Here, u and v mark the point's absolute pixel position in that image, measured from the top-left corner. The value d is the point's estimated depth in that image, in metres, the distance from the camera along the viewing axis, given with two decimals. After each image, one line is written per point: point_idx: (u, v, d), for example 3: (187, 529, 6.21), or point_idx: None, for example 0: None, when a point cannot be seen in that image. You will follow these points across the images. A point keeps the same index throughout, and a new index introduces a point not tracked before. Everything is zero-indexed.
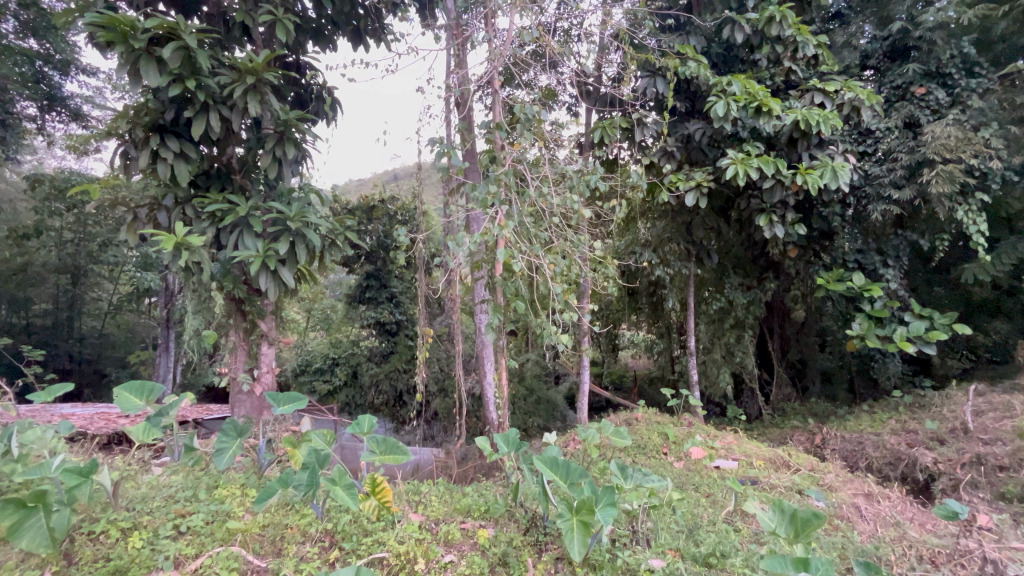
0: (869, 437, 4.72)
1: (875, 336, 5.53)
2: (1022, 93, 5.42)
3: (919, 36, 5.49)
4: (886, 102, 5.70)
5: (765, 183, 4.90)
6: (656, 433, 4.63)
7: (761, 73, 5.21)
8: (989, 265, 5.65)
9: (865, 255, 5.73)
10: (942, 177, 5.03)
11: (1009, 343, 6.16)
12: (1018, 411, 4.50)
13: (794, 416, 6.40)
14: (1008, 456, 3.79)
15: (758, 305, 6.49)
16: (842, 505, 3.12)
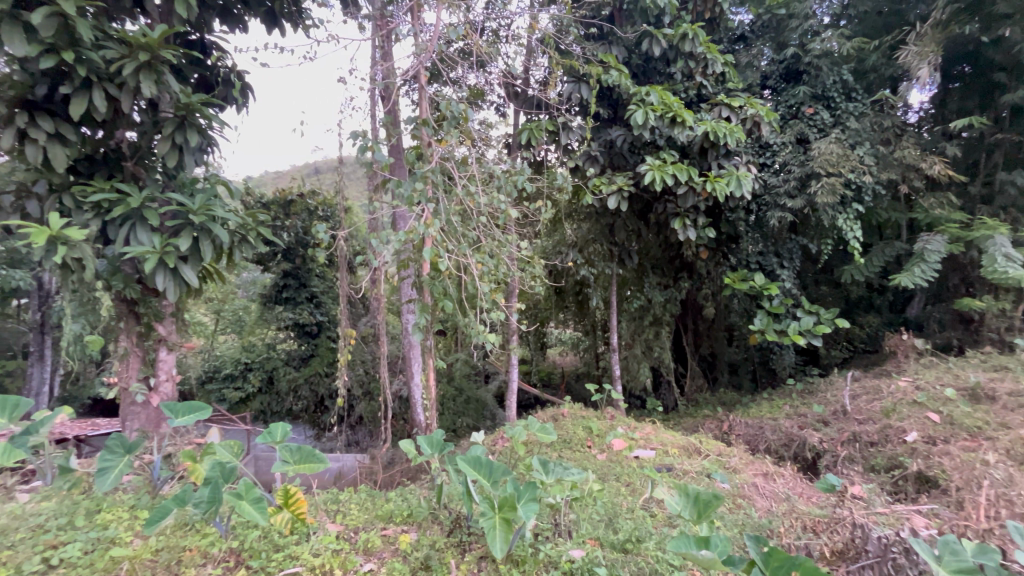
0: (768, 423, 5.21)
1: (773, 330, 6.12)
2: (888, 117, 6.25)
3: (808, 61, 6.16)
4: (782, 119, 6.30)
5: (679, 189, 5.24)
6: (580, 427, 4.79)
7: (676, 85, 5.56)
8: (863, 267, 6.46)
9: (765, 257, 6.32)
10: (826, 189, 5.66)
11: (879, 334, 7.07)
12: (885, 394, 5.19)
13: (705, 406, 6.92)
14: (877, 433, 4.36)
15: (674, 303, 6.93)
16: (743, 484, 3.42)
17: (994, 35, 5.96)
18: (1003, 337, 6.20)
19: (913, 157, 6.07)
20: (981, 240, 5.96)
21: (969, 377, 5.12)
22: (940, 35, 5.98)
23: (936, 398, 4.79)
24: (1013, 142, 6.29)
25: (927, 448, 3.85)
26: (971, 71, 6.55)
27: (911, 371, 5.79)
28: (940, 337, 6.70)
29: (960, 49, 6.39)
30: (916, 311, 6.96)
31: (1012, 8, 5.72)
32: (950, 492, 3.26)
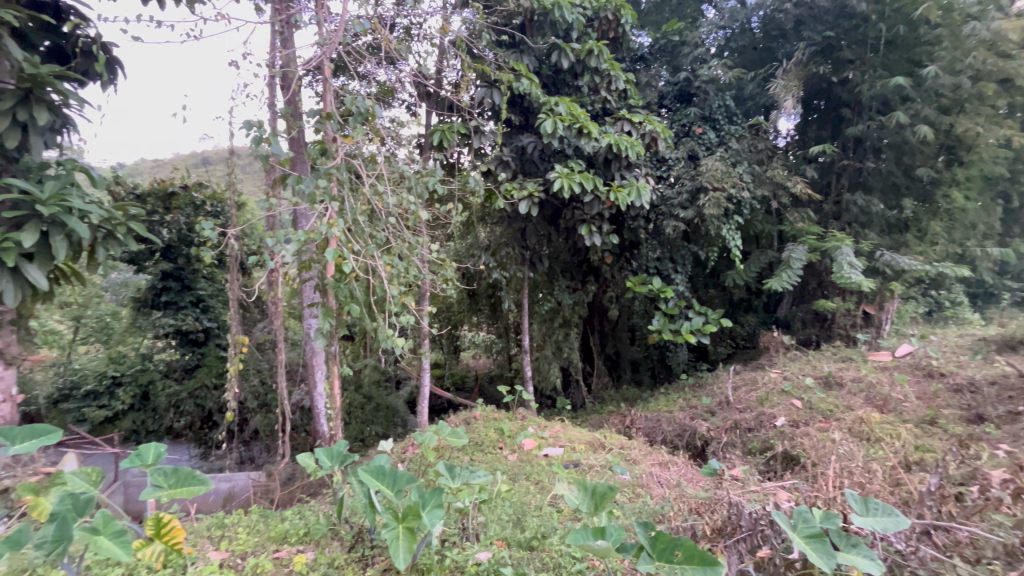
0: (664, 416, 5.64)
1: (668, 329, 6.65)
2: (762, 141, 7.09)
3: (698, 86, 6.80)
4: (676, 136, 6.89)
5: (586, 197, 5.50)
6: (492, 429, 4.82)
7: (584, 98, 5.83)
8: (742, 272, 7.27)
9: (662, 263, 6.85)
10: (712, 202, 6.29)
11: (756, 332, 7.97)
12: (761, 384, 5.88)
13: (610, 402, 7.32)
14: (753, 420, 4.90)
15: (582, 305, 7.24)
16: (642, 474, 3.66)
17: (840, 75, 7.20)
18: (849, 332, 7.33)
19: (781, 177, 6.95)
20: (832, 251, 6.97)
21: (824, 368, 5.98)
22: (803, 71, 7.04)
23: (799, 387, 5.52)
24: (855, 167, 7.47)
25: (792, 431, 4.41)
26: (824, 105, 7.66)
27: (780, 364, 6.61)
28: (802, 333, 7.72)
29: (816, 86, 7.45)
30: (785, 310, 7.95)
31: (856, 54, 7.00)
32: (808, 465, 3.77)
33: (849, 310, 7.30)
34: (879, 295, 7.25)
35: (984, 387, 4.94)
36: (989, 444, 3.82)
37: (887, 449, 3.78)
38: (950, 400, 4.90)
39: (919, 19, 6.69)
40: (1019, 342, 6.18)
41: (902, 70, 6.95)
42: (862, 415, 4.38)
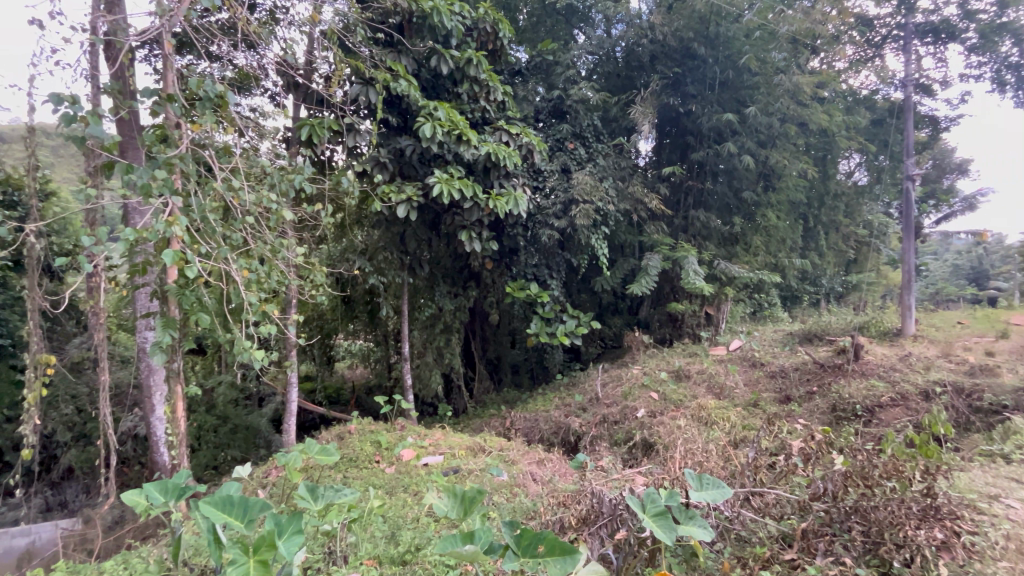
0: (542, 415, 5.89)
1: (545, 332, 6.98)
2: (624, 159, 7.84)
3: (570, 104, 7.29)
4: (551, 149, 7.28)
5: (465, 204, 5.54)
6: (368, 443, 4.58)
7: (463, 105, 5.87)
8: (609, 278, 7.96)
9: (539, 269, 7.17)
10: (582, 214, 6.80)
11: (621, 333, 8.73)
12: (625, 379, 6.48)
13: (492, 406, 7.43)
14: (619, 413, 5.35)
15: (463, 310, 7.25)
16: (519, 473, 3.77)
17: (686, 107, 8.28)
18: (694, 330, 8.42)
19: (640, 193, 7.76)
20: (681, 259, 7.94)
21: (675, 362, 6.79)
22: (656, 100, 7.94)
23: (655, 380, 6.20)
24: (698, 188, 8.64)
25: (650, 421, 4.90)
26: (674, 132, 8.72)
27: (641, 361, 7.34)
28: (659, 332, 8.68)
29: (669, 114, 8.46)
30: (645, 312, 8.85)
31: (697, 90, 8.14)
32: (662, 450, 4.23)
33: (695, 311, 8.38)
34: (717, 298, 8.45)
35: (790, 372, 6.05)
36: (792, 419, 4.68)
37: (722, 430, 4.41)
38: (767, 384, 5.90)
39: (743, 67, 7.97)
40: (813, 335, 7.68)
41: (732, 107, 8.22)
42: (703, 402, 5.06)
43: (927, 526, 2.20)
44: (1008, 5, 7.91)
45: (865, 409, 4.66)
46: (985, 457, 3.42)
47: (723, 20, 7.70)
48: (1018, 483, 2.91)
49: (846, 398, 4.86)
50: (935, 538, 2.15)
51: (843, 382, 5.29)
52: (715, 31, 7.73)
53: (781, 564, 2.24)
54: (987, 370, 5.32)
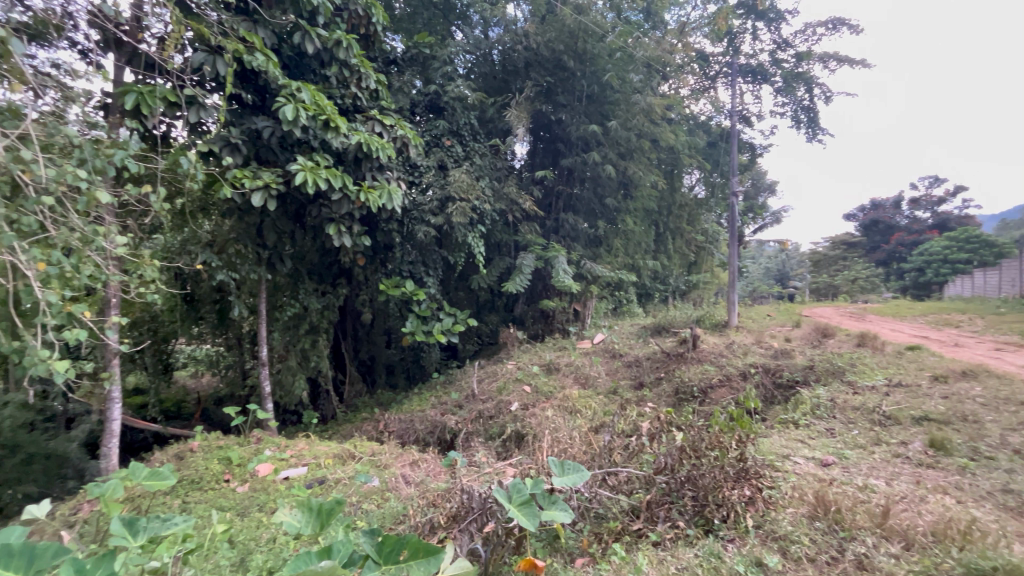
0: (417, 415, 5.75)
1: (421, 331, 6.85)
2: (499, 160, 8.01)
3: (446, 100, 7.22)
4: (427, 144, 7.14)
5: (333, 195, 5.14)
6: (214, 461, 4.03)
7: (332, 90, 5.46)
8: (485, 276, 8.09)
9: (415, 266, 7.00)
10: (459, 211, 6.79)
11: (497, 330, 8.91)
12: (500, 375, 6.66)
13: (364, 409, 7.05)
14: (494, 408, 5.45)
15: (331, 310, 6.75)
16: (390, 478, 3.63)
17: (557, 115, 8.76)
18: (564, 326, 9.00)
19: (514, 194, 8.00)
20: (552, 259, 8.38)
21: (547, 356, 7.18)
22: (530, 105, 8.25)
23: (528, 374, 6.49)
24: (567, 193, 9.24)
25: (523, 413, 5.08)
26: (546, 138, 9.18)
27: (515, 357, 7.59)
28: (532, 328, 9.09)
29: (542, 120, 8.87)
30: (519, 309, 9.19)
31: (567, 100, 8.67)
32: (532, 440, 4.42)
33: (564, 307, 8.94)
34: (584, 295, 9.11)
35: (643, 361, 6.77)
36: (643, 404, 5.25)
37: (585, 417, 4.77)
38: (625, 372, 6.54)
39: (607, 83, 8.66)
40: (662, 327, 8.70)
41: (597, 120, 8.89)
42: (569, 393, 5.42)
43: (739, 486, 2.64)
44: (803, 59, 9.83)
45: (700, 390, 5.42)
46: (781, 424, 4.20)
47: (590, 39, 8.23)
48: (802, 443, 3.63)
49: (686, 381, 5.59)
50: (744, 495, 2.59)
51: (683, 368, 6.08)
52: (583, 48, 8.25)
53: (629, 534, 2.52)
54: (784, 353, 6.56)
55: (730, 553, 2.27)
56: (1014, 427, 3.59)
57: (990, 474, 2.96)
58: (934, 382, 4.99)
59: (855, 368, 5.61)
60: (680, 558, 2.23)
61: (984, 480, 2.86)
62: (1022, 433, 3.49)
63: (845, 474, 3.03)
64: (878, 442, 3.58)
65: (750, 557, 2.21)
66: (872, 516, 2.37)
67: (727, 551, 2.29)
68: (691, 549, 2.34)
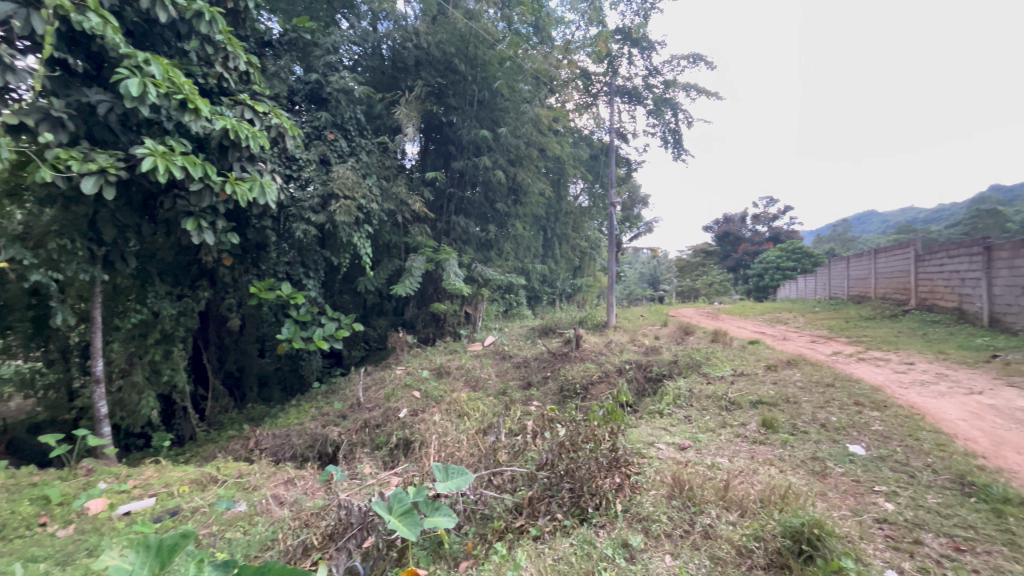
0: (294, 429, 5.29)
1: (299, 337, 6.33)
2: (388, 159, 7.73)
3: (330, 92, 6.78)
4: (307, 137, 6.62)
5: (191, 185, 4.53)
6: (23, 503, 3.26)
7: (190, 66, 4.79)
8: (372, 278, 7.74)
9: (292, 267, 6.46)
10: (343, 210, 6.41)
11: (386, 334, 8.58)
12: (387, 382, 6.40)
13: (231, 426, 6.28)
14: (380, 416, 5.21)
15: (189, 316, 5.92)
16: (259, 500, 3.27)
17: (448, 117, 8.74)
18: (455, 328, 9.03)
19: (404, 194, 7.76)
20: (444, 261, 8.31)
21: (437, 360, 7.09)
22: (420, 105, 8.11)
23: (418, 379, 6.35)
24: (458, 195, 9.25)
25: (411, 420, 4.94)
26: (438, 139, 9.16)
27: (404, 362, 7.36)
28: (422, 332, 8.92)
29: (432, 121, 8.79)
30: (410, 312, 8.95)
31: (458, 103, 8.64)
32: (420, 448, 4.30)
33: (455, 310, 8.94)
34: (474, 299, 9.19)
35: (531, 362, 7.02)
36: (529, 403, 5.43)
37: (474, 420, 4.78)
38: (514, 373, 6.71)
39: (497, 90, 8.77)
40: (549, 328, 9.11)
41: (488, 126, 9.01)
42: (458, 396, 5.41)
43: (610, 474, 2.85)
44: (669, 86, 11.03)
45: (582, 387, 5.74)
46: (650, 414, 4.64)
47: (480, 44, 8.20)
48: (666, 430, 4.05)
49: (570, 379, 5.91)
50: (615, 483, 2.80)
51: (567, 368, 6.42)
52: (474, 53, 8.24)
53: (512, 531, 2.57)
54: (654, 350, 7.26)
55: (601, 538, 2.43)
56: (821, 405, 4.36)
57: (804, 445, 3.56)
58: (767, 370, 5.92)
59: (709, 361, 6.41)
60: (557, 549, 2.34)
61: (799, 451, 3.43)
62: (827, 410, 4.26)
63: (699, 455, 3.43)
64: (724, 424, 4.13)
65: (618, 540, 2.39)
66: (717, 490, 2.71)
67: (599, 537, 2.45)
68: (568, 539, 2.46)
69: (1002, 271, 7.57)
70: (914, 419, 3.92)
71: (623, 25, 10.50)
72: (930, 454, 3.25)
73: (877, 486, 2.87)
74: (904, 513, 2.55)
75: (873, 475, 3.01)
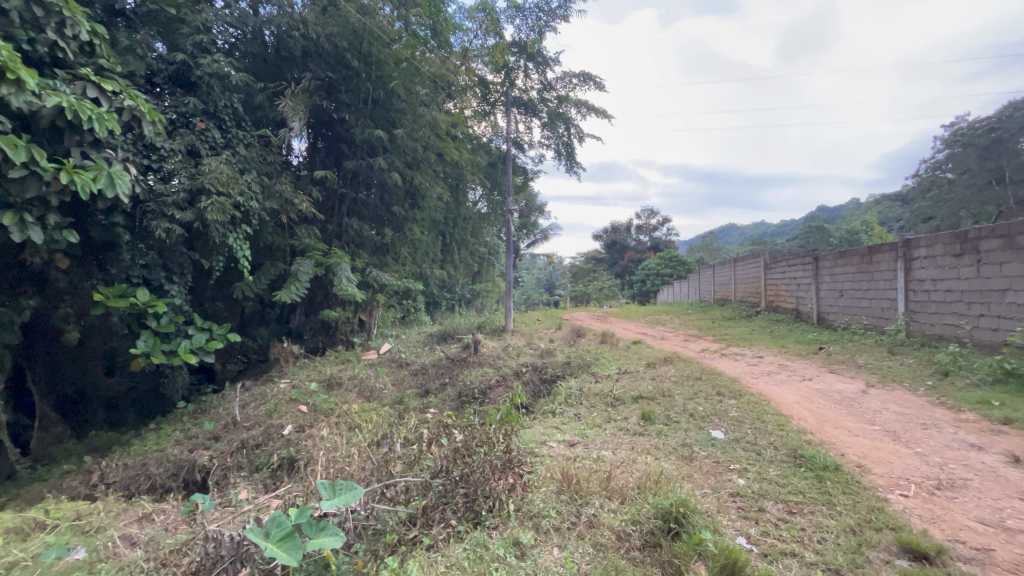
0: (152, 458, 4.59)
1: (160, 351, 5.52)
2: (271, 154, 7.10)
3: (199, 76, 6.06)
4: (170, 124, 5.83)
5: (12, 172, 3.74)
6: None
7: (12, 28, 3.95)
8: (252, 284, 7.02)
9: (150, 271, 5.63)
10: (215, 207, 5.76)
11: (268, 345, 7.85)
12: (269, 397, 5.85)
13: (67, 460, 5.24)
14: (261, 435, 4.74)
15: (6, 330, 4.83)
16: (104, 544, 2.77)
17: (340, 114, 8.32)
18: (348, 336, 8.68)
19: (288, 193, 7.17)
20: (334, 266, 7.85)
21: (327, 371, 6.67)
22: (308, 99, 7.63)
23: (304, 393, 5.91)
24: (351, 197, 8.81)
25: (298, 436, 4.57)
26: (328, 136, 8.69)
27: (289, 374, 6.81)
28: (311, 341, 8.38)
29: (322, 117, 8.30)
30: (296, 321, 8.30)
31: (350, 100, 8.25)
32: (306, 466, 3.98)
33: (347, 317, 8.55)
34: (369, 305, 8.99)
35: (429, 369, 6.91)
36: (426, 411, 5.33)
37: (367, 432, 4.55)
38: (410, 381, 6.54)
39: (392, 90, 8.52)
40: (447, 334, 9.05)
41: (383, 126, 8.72)
42: (349, 408, 5.15)
43: (504, 476, 2.90)
44: (562, 101, 11.76)
45: (480, 392, 5.76)
46: (545, 414, 4.81)
47: (375, 42, 7.92)
48: (558, 429, 4.24)
49: (469, 385, 5.91)
50: (508, 484, 2.86)
51: (465, 373, 6.43)
52: (367, 50, 7.91)
53: (405, 543, 2.48)
54: (549, 352, 7.55)
55: (494, 540, 2.46)
56: (690, 397, 4.90)
57: (675, 433, 3.96)
58: (647, 367, 6.49)
59: (598, 361, 6.86)
60: (450, 556, 2.32)
61: (671, 439, 3.81)
62: (695, 401, 4.78)
63: (586, 450, 3.66)
64: (609, 420, 4.44)
65: (509, 539, 2.44)
66: (600, 481, 2.89)
67: (491, 538, 2.48)
68: (461, 544, 2.45)
69: (827, 277, 9.14)
70: (762, 405, 4.57)
71: (519, 39, 10.88)
72: (773, 433, 3.81)
73: (732, 465, 3.28)
74: (752, 486, 2.95)
75: (729, 455, 3.44)
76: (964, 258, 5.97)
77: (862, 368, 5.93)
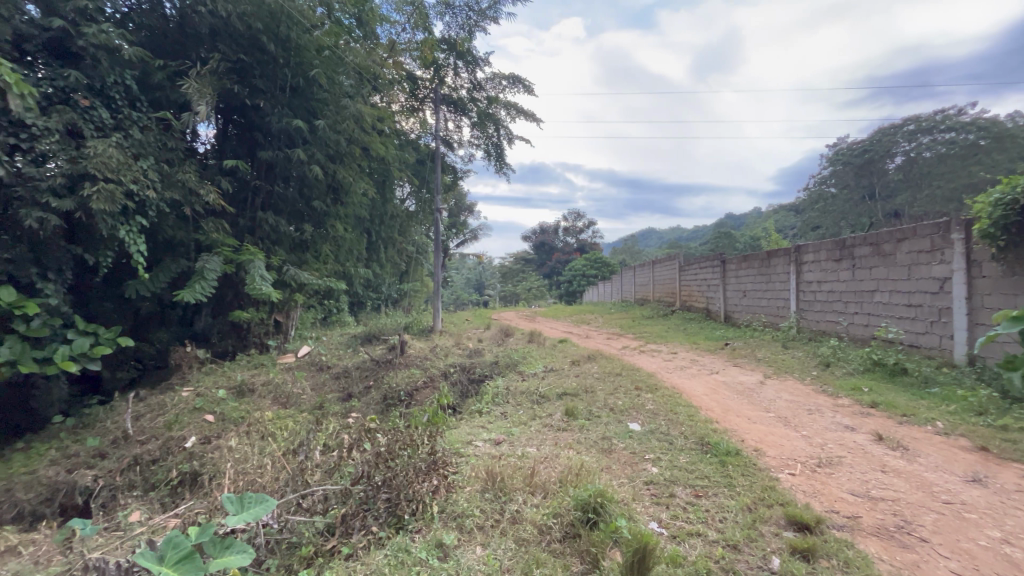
0: (20, 483, 3.97)
1: (30, 359, 4.78)
2: (171, 139, 6.44)
3: (82, 46, 5.35)
4: (44, 98, 5.08)
5: None
6: None
7: None
8: (148, 282, 6.32)
9: (18, 266, 4.88)
10: (102, 195, 5.13)
11: (167, 349, 7.11)
12: (169, 407, 5.30)
13: None
14: (158, 450, 4.28)
15: None
16: None
17: (253, 100, 7.73)
18: (261, 339, 8.20)
19: (193, 182, 6.55)
20: (246, 263, 7.30)
21: (236, 377, 6.17)
22: (216, 82, 7.03)
23: (211, 401, 5.44)
24: (266, 189, 8.23)
25: (202, 448, 4.19)
26: (241, 123, 8.05)
27: (192, 381, 6.22)
28: (219, 345, 7.73)
29: (233, 102, 7.66)
30: (202, 323, 7.60)
31: (265, 86, 7.71)
32: (211, 480, 3.66)
33: (261, 319, 8.04)
34: (286, 305, 8.54)
35: (351, 372, 6.63)
36: (348, 415, 5.11)
37: (282, 440, 4.27)
38: (331, 386, 6.23)
39: (313, 78, 8.08)
40: (372, 336, 8.74)
41: (302, 116, 8.24)
42: (263, 417, 4.81)
43: (427, 478, 2.85)
44: (491, 102, 11.78)
45: (406, 394, 5.62)
46: (472, 414, 4.81)
47: (294, 26, 7.45)
48: (485, 428, 4.25)
49: (395, 388, 5.75)
50: (431, 486, 2.82)
51: (391, 375, 6.25)
52: (285, 34, 7.43)
53: (322, 555, 2.37)
54: (477, 352, 7.56)
55: (416, 544, 2.41)
56: (611, 392, 5.14)
57: (597, 427, 4.13)
58: (572, 365, 6.73)
59: (525, 360, 6.98)
60: (369, 564, 2.24)
61: (593, 433, 3.97)
62: (615, 396, 5.02)
63: (512, 447, 3.71)
64: (535, 417, 4.53)
65: (432, 542, 2.41)
66: (524, 478, 2.94)
67: (414, 542, 2.44)
68: (382, 551, 2.38)
69: (732, 278, 9.99)
70: (675, 398, 4.89)
71: (449, 36, 10.77)
72: (684, 424, 4.10)
73: (647, 455, 3.48)
74: (664, 474, 3.15)
75: (645, 446, 3.65)
76: (843, 262, 6.80)
77: (760, 361, 6.55)
